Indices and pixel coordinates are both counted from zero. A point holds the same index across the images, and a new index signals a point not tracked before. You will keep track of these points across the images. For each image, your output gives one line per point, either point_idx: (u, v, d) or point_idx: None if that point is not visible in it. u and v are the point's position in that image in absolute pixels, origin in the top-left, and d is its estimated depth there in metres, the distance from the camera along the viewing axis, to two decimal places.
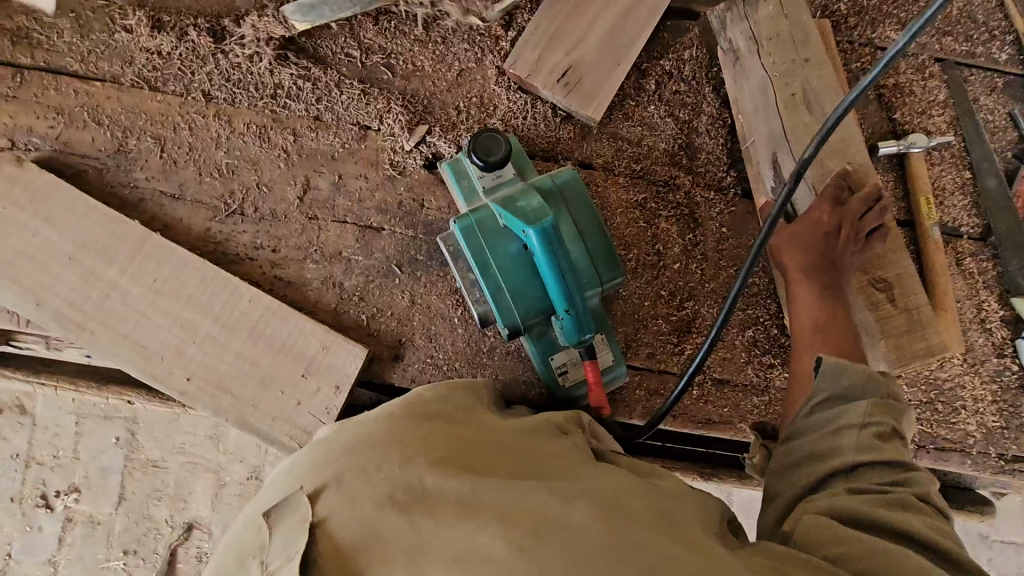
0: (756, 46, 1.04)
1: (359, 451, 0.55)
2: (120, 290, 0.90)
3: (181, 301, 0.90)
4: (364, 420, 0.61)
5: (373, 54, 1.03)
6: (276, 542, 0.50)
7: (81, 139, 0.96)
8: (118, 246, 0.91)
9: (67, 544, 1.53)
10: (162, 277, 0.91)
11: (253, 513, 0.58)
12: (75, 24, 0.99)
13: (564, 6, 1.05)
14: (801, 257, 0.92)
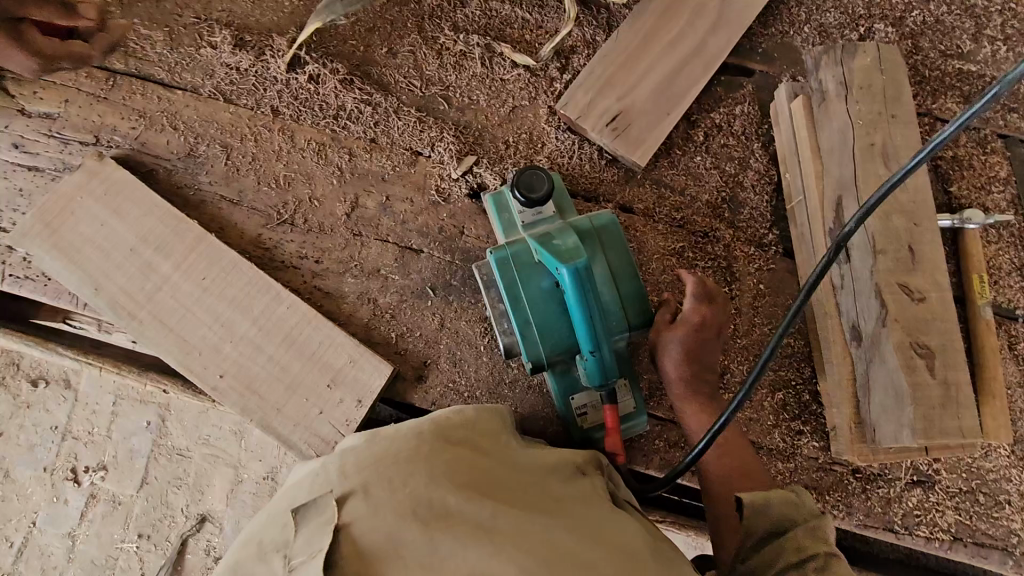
0: (845, 92, 1.00)
1: (388, 462, 0.56)
2: (170, 283, 0.95)
3: (225, 300, 0.94)
4: (391, 434, 0.62)
5: (432, 85, 1.08)
6: (301, 540, 0.51)
7: (157, 141, 1.04)
8: (175, 242, 0.96)
9: (87, 520, 1.59)
10: (211, 276, 0.95)
11: (276, 508, 0.59)
12: (167, 37, 1.08)
13: (620, 53, 1.08)
14: (682, 363, 0.88)
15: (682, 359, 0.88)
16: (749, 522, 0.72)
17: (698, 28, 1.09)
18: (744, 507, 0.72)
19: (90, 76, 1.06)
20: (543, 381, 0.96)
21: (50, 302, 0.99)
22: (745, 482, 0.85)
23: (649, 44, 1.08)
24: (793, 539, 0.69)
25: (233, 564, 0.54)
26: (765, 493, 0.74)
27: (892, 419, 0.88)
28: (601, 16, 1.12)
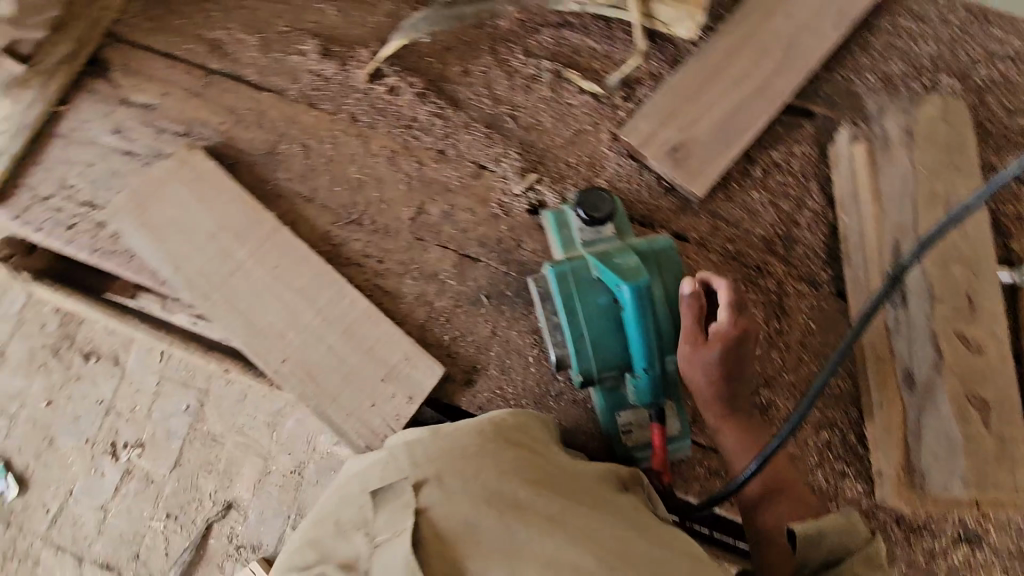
0: (909, 139, 1.05)
1: (459, 455, 0.60)
2: (244, 270, 1.01)
3: (293, 290, 1.00)
4: (452, 431, 0.66)
5: (501, 105, 1.14)
6: (380, 521, 0.54)
7: (243, 137, 1.11)
8: (252, 232, 1.03)
9: (121, 493, 1.77)
10: (281, 265, 1.01)
11: (345, 488, 0.62)
12: (260, 43, 1.16)
13: (685, 86, 1.11)
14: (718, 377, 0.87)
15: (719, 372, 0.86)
16: (803, 550, 0.74)
17: (765, 67, 1.12)
18: (799, 538, 0.74)
19: (188, 74, 1.14)
20: (588, 397, 0.98)
21: (133, 276, 1.05)
22: (797, 500, 0.87)
23: (714, 79, 1.11)
24: (851, 570, 0.72)
25: (307, 536, 0.57)
26: (818, 525, 0.74)
27: (942, 468, 0.89)
28: (667, 50, 1.15)
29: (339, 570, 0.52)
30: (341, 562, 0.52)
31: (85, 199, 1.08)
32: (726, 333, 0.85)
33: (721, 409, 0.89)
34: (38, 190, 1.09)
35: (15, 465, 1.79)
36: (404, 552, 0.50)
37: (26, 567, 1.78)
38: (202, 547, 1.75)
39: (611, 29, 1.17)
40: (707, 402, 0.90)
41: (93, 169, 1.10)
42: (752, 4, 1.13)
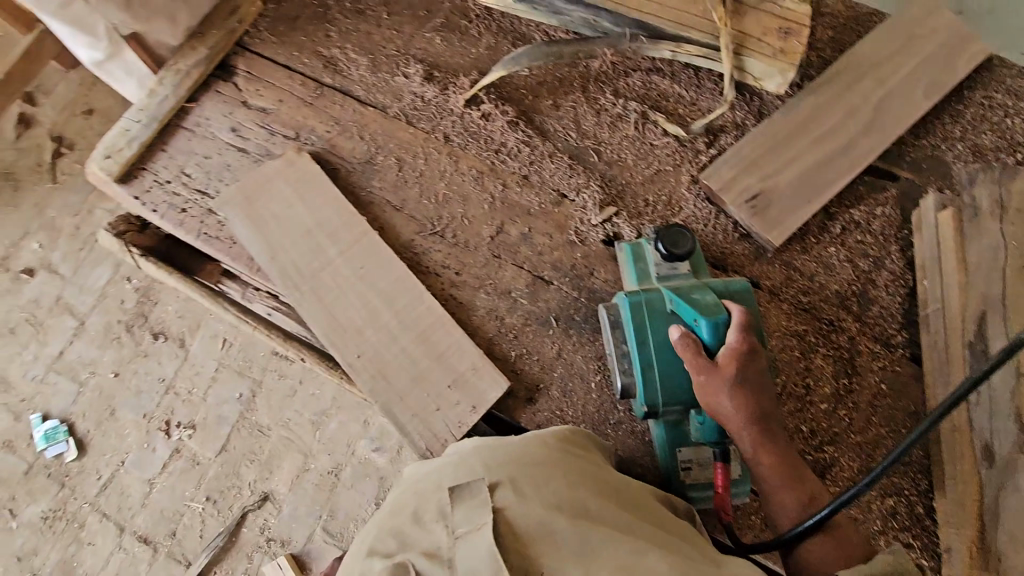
0: (1001, 210, 1.05)
1: (528, 462, 0.64)
2: (333, 266, 1.09)
3: (375, 290, 1.07)
4: (520, 438, 0.70)
5: (586, 139, 1.19)
6: (459, 516, 0.58)
7: (345, 146, 1.20)
8: (345, 233, 1.11)
9: (167, 471, 1.84)
10: (366, 266, 1.08)
11: (418, 485, 0.66)
12: (370, 63, 1.26)
13: (769, 138, 1.14)
14: (739, 402, 0.78)
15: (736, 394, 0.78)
16: None
17: (851, 127, 1.13)
18: None
19: (303, 84, 1.25)
20: (647, 429, 0.99)
21: (230, 262, 1.14)
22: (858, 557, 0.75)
23: (798, 135, 1.13)
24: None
25: (386, 526, 0.61)
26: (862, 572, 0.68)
27: None
28: (753, 102, 1.18)
29: (423, 558, 0.55)
30: (425, 550, 0.56)
31: (199, 187, 1.19)
32: (736, 354, 0.79)
33: (751, 440, 0.78)
34: (159, 174, 1.20)
35: (77, 430, 1.89)
36: (487, 546, 0.54)
37: (68, 531, 1.82)
38: (235, 534, 1.78)
39: (699, 78, 1.21)
40: (735, 432, 0.79)
41: (210, 161, 1.21)
42: (842, 66, 1.16)
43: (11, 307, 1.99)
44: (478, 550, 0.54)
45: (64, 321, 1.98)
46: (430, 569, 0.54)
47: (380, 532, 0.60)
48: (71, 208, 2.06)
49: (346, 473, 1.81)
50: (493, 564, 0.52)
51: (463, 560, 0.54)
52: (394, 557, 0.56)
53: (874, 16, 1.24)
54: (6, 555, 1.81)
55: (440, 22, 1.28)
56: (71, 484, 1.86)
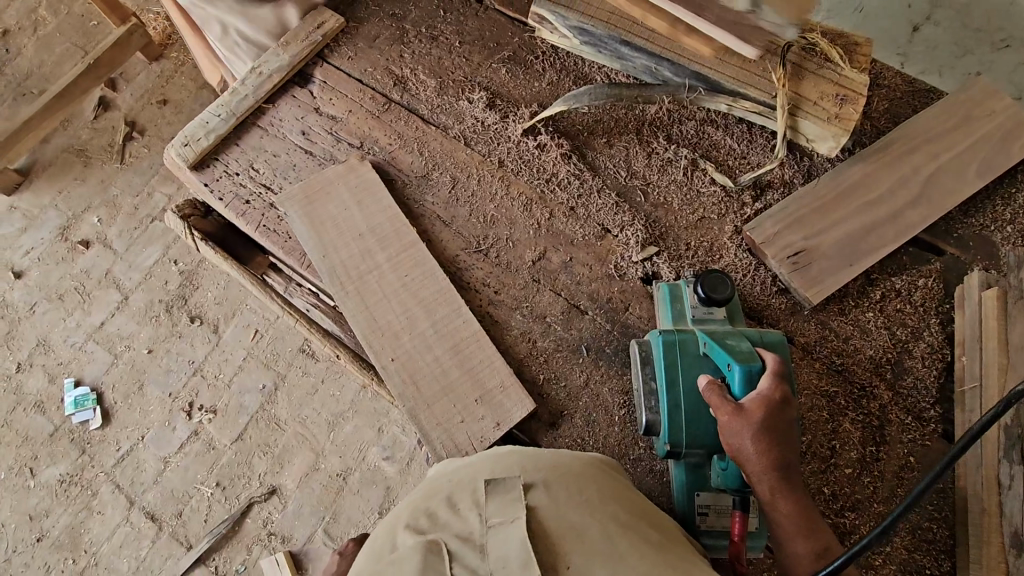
0: None
1: (560, 471, 0.70)
2: (380, 271, 1.14)
3: (417, 299, 1.12)
4: (555, 453, 0.76)
5: (635, 179, 1.22)
6: (493, 507, 0.64)
7: (404, 160, 1.26)
8: (395, 240, 1.17)
9: (184, 451, 1.89)
10: (412, 275, 1.14)
11: (453, 475, 0.73)
12: (437, 85, 1.32)
13: (816, 199, 1.15)
14: (764, 440, 0.76)
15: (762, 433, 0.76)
16: None
17: (899, 197, 1.14)
18: None
19: (373, 98, 1.32)
20: (667, 469, 0.99)
21: (281, 254, 1.21)
22: None
23: (845, 199, 1.15)
24: None
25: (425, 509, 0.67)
26: None
27: None
28: (802, 163, 1.21)
29: (456, 540, 0.61)
30: (459, 533, 0.62)
31: (264, 182, 1.27)
32: (768, 397, 0.78)
33: (770, 482, 0.75)
34: (229, 165, 1.28)
35: (105, 399, 1.95)
36: (519, 539, 0.60)
37: (80, 498, 1.87)
38: (239, 523, 1.79)
39: (751, 133, 1.25)
40: (755, 472, 0.76)
41: (278, 159, 1.28)
42: (895, 137, 1.18)
43: (64, 275, 2.10)
44: (510, 540, 0.60)
45: (110, 294, 2.07)
46: (463, 550, 0.60)
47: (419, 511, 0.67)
48: (134, 189, 2.18)
49: (354, 477, 1.83)
50: (523, 554, 0.59)
51: (495, 547, 0.60)
52: (429, 534, 0.63)
53: (933, 92, 1.26)
54: (20, 512, 1.86)
55: (508, 55, 1.35)
56: (91, 452, 1.91)
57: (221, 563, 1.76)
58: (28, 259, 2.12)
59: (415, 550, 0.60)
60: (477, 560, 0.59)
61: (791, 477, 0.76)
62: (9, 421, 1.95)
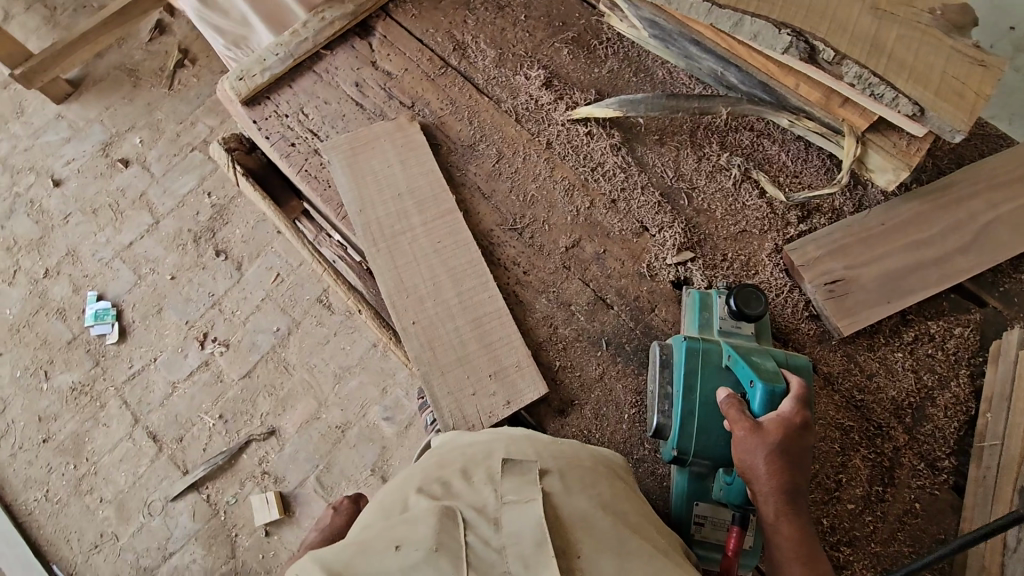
0: None
1: (573, 466, 0.73)
2: (414, 233, 1.14)
3: (446, 266, 1.12)
4: (568, 446, 0.78)
5: (682, 181, 1.20)
6: (508, 486, 0.66)
7: (453, 127, 1.25)
8: (432, 204, 1.16)
9: (192, 379, 1.93)
10: (445, 242, 1.14)
11: (467, 449, 0.75)
12: (496, 57, 1.31)
13: (863, 230, 1.12)
14: (777, 463, 0.75)
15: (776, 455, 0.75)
16: None
17: (951, 240, 1.11)
18: None
19: (430, 60, 1.31)
20: (668, 474, 0.99)
21: (320, 202, 1.21)
22: None
23: (893, 234, 1.12)
24: None
25: (438, 476, 0.70)
26: None
27: None
28: (855, 191, 1.18)
29: (471, 510, 0.63)
30: (473, 505, 0.64)
31: (312, 127, 1.26)
32: (787, 420, 0.77)
33: (778, 505, 0.75)
34: (280, 106, 1.28)
35: (124, 317, 2.00)
36: (533, 519, 0.62)
37: (88, 407, 1.92)
38: (236, 457, 1.84)
39: (808, 152, 1.21)
40: (763, 493, 0.76)
41: (328, 107, 1.28)
42: (957, 179, 1.14)
43: (100, 190, 2.14)
44: (525, 519, 0.62)
45: (142, 215, 2.10)
46: (476, 520, 0.62)
47: (433, 478, 0.69)
48: (178, 116, 2.20)
49: (352, 432, 1.85)
50: (537, 536, 0.60)
51: (508, 522, 0.62)
52: (443, 499, 0.65)
53: (1004, 139, 1.21)
54: (31, 412, 1.92)
55: (572, 36, 1.33)
56: (103, 364, 1.96)
57: (214, 492, 1.81)
58: (69, 169, 2.16)
59: (430, 512, 0.62)
60: (490, 533, 0.61)
61: (801, 504, 0.76)
62: (31, 323, 2.01)
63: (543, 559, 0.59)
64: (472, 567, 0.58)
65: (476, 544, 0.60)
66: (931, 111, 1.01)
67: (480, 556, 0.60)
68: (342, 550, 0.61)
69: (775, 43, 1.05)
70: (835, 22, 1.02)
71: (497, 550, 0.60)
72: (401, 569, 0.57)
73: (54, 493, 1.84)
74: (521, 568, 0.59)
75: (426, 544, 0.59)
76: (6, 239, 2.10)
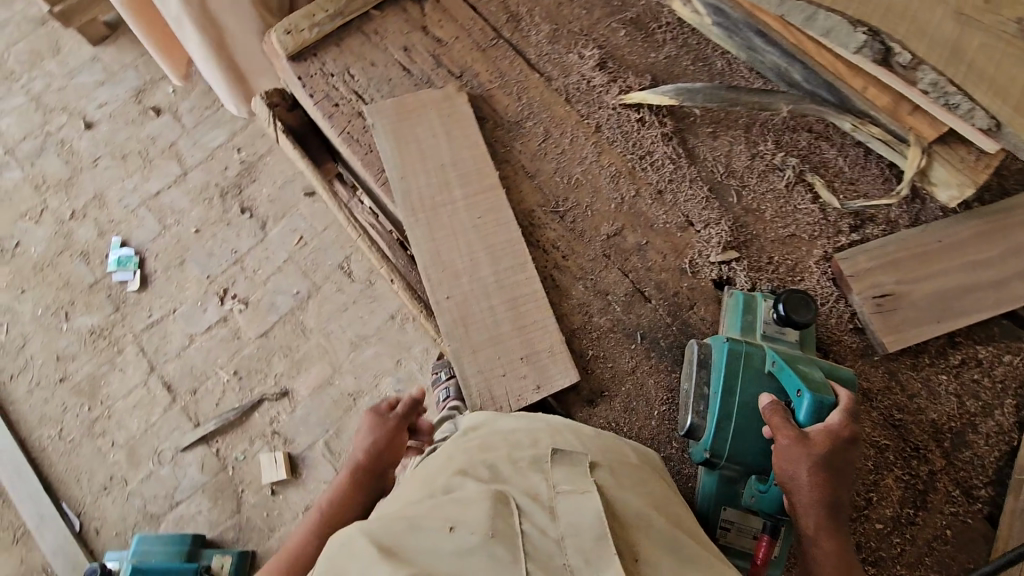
0: None
1: (618, 465, 0.76)
2: (454, 207, 1.12)
3: (484, 244, 1.09)
4: (612, 443, 0.81)
5: (732, 177, 1.16)
6: (561, 477, 0.68)
7: (500, 100, 1.22)
8: (474, 179, 1.14)
9: (210, 333, 1.93)
10: (485, 219, 1.11)
11: (508, 436, 0.77)
12: (550, 33, 1.26)
13: (918, 245, 1.08)
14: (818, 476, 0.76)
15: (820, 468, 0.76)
16: None
17: (1010, 264, 1.06)
18: None
19: (482, 30, 1.26)
20: (695, 474, 0.97)
21: (360, 167, 1.19)
22: None
23: (950, 252, 1.08)
24: None
25: (487, 460, 0.72)
26: None
27: None
28: (913, 204, 1.13)
29: (525, 497, 0.66)
30: (526, 492, 0.66)
31: (357, 89, 1.23)
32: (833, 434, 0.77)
33: (818, 518, 0.76)
34: (325, 64, 1.25)
35: (146, 266, 2.00)
36: (590, 512, 0.64)
37: (105, 351, 1.93)
38: (248, 415, 1.84)
39: (867, 159, 1.16)
40: (802, 505, 0.77)
41: (374, 70, 1.24)
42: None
43: (131, 136, 2.12)
44: (582, 511, 0.64)
45: (171, 165, 2.09)
46: (531, 508, 0.64)
47: (482, 462, 0.72)
48: None
49: (364, 401, 1.85)
50: (596, 531, 0.62)
51: (565, 513, 0.64)
52: (494, 484, 0.67)
53: None
54: (49, 351, 1.93)
55: (631, 17, 1.27)
56: (123, 311, 1.96)
57: (224, 447, 1.82)
58: (101, 112, 2.15)
59: (485, 497, 0.64)
60: (546, 521, 0.63)
61: (840, 519, 0.77)
62: (54, 263, 2.01)
63: (603, 554, 0.60)
64: (529, 556, 0.60)
65: (532, 533, 0.62)
66: (1008, 126, 0.94)
67: (536, 544, 0.61)
68: (393, 526, 0.62)
69: (849, 42, 0.98)
70: (916, 23, 0.94)
71: (555, 540, 0.62)
72: (459, 551, 0.59)
73: (67, 433, 1.86)
74: (581, 560, 0.60)
75: (483, 529, 0.61)
76: (35, 177, 2.10)
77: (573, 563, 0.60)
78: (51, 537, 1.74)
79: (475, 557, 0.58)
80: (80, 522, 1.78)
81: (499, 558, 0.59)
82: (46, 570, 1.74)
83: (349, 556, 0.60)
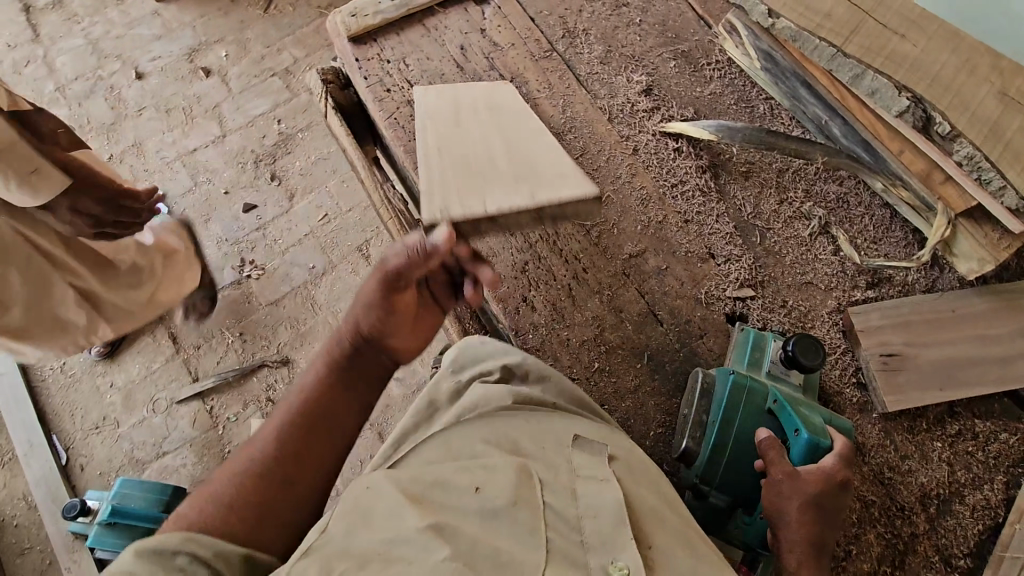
0: None
1: (634, 459, 0.80)
2: (467, 99, 1.10)
3: (492, 120, 1.05)
4: (623, 437, 0.85)
5: (758, 218, 1.18)
6: (582, 461, 0.75)
7: (545, 110, 1.25)
8: (497, 93, 1.13)
9: (222, 293, 1.96)
10: (497, 107, 1.09)
11: (529, 421, 0.81)
12: (603, 53, 1.30)
13: (930, 313, 1.10)
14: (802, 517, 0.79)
15: (804, 511, 0.79)
16: None
17: (1017, 344, 1.08)
18: None
19: (538, 41, 1.30)
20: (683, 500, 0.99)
21: (401, 152, 1.22)
22: None
23: (959, 323, 1.10)
24: None
25: (508, 436, 0.78)
26: None
27: None
28: (932, 271, 1.15)
29: (549, 474, 0.74)
30: (547, 471, 0.74)
31: (410, 78, 1.27)
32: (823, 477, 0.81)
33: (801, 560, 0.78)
34: (384, 51, 1.30)
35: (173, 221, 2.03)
36: (612, 499, 0.70)
37: None
38: (246, 378, 1.86)
39: (891, 222, 1.17)
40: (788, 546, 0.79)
41: (429, 63, 1.28)
42: None
43: (178, 92, 2.19)
44: (602, 497, 0.70)
45: (211, 126, 2.14)
46: (552, 484, 0.72)
47: (503, 437, 0.78)
48: (267, 41, 2.25)
49: None
50: (615, 516, 0.68)
51: (586, 496, 0.71)
52: (519, 458, 0.74)
53: None
54: None
55: (682, 50, 1.31)
56: None
57: (218, 406, 1.84)
58: (154, 65, 2.22)
59: (511, 468, 0.72)
60: (568, 500, 0.71)
61: (819, 563, 0.78)
62: None
63: (620, 537, 0.67)
64: (549, 526, 0.68)
65: (553, 507, 0.70)
66: None
67: (555, 516, 0.69)
68: (416, 480, 0.71)
69: (891, 104, 1.04)
70: (959, 97, 1.00)
71: (575, 518, 0.69)
72: (483, 510, 0.67)
73: (69, 367, 1.89)
74: (599, 541, 0.67)
75: (506, 497, 0.68)
76: (80, 117, 2.15)
77: (589, 541, 0.67)
78: (37, 467, 1.76)
79: (496, 519, 0.67)
80: (68, 456, 1.80)
81: (518, 524, 0.67)
82: (26, 498, 1.75)
83: (374, 496, 0.68)
